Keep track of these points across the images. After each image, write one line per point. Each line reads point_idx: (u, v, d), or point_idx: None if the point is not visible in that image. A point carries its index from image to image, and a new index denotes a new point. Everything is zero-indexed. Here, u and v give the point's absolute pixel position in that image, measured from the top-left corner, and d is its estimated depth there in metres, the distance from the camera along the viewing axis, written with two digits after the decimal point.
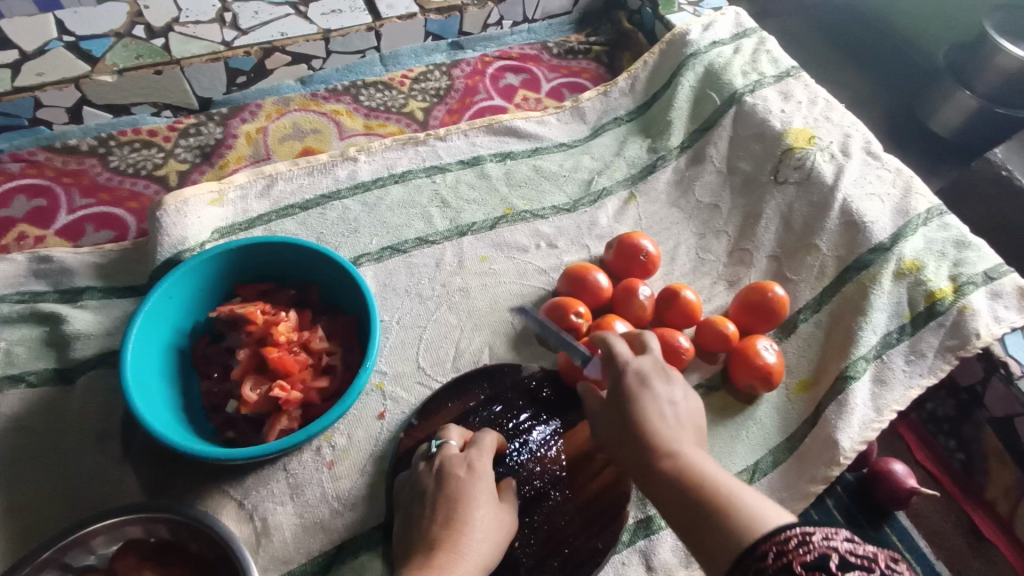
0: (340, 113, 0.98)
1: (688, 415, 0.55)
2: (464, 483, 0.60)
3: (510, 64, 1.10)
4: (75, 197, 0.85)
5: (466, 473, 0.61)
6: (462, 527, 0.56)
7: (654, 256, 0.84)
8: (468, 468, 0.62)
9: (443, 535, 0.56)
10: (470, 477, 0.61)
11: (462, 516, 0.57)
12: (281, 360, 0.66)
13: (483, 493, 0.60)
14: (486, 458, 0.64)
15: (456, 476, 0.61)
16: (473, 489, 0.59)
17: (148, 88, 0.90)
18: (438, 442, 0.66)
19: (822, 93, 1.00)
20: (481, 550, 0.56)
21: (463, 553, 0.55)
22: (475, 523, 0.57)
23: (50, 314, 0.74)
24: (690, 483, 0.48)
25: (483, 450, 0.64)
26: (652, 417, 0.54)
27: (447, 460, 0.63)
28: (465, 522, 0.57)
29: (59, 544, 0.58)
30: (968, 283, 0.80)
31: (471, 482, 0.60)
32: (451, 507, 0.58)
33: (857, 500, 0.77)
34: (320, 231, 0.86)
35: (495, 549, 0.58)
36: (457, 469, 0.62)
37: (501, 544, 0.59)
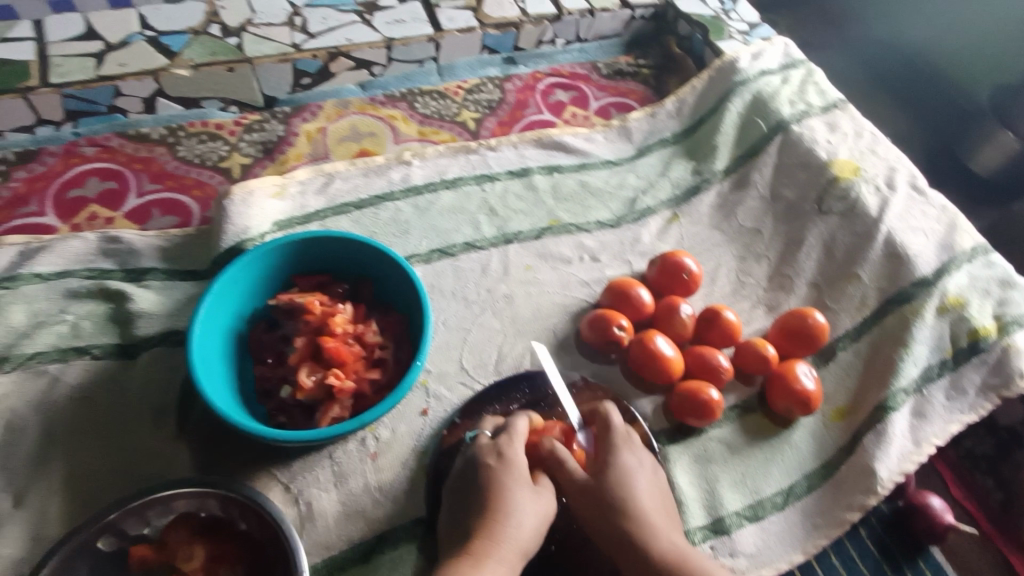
0: (396, 118, 1.02)
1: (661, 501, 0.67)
2: (494, 472, 0.62)
3: (561, 81, 1.13)
4: (144, 183, 0.89)
5: (496, 461, 0.63)
6: (496, 517, 0.60)
7: (697, 275, 0.86)
8: (498, 457, 0.64)
9: (479, 525, 0.60)
10: (501, 465, 0.63)
11: (496, 506, 0.60)
12: (337, 350, 0.68)
13: (513, 481, 0.62)
14: (517, 444, 0.65)
15: (487, 466, 0.63)
16: (503, 477, 0.62)
17: (220, 84, 0.94)
18: (473, 434, 0.72)
19: (868, 127, 1.02)
20: (518, 537, 0.59)
21: (500, 541, 0.58)
22: (510, 512, 0.60)
23: (117, 292, 0.77)
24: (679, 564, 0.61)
25: (512, 437, 0.65)
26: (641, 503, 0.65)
27: (478, 449, 0.65)
28: (499, 511, 0.60)
29: (120, 510, 0.61)
30: (1013, 322, 0.81)
31: (501, 470, 0.62)
32: (484, 496, 0.61)
33: (892, 532, 0.76)
34: (372, 229, 0.89)
35: (538, 533, 0.61)
36: (488, 458, 0.64)
37: (544, 526, 0.62)
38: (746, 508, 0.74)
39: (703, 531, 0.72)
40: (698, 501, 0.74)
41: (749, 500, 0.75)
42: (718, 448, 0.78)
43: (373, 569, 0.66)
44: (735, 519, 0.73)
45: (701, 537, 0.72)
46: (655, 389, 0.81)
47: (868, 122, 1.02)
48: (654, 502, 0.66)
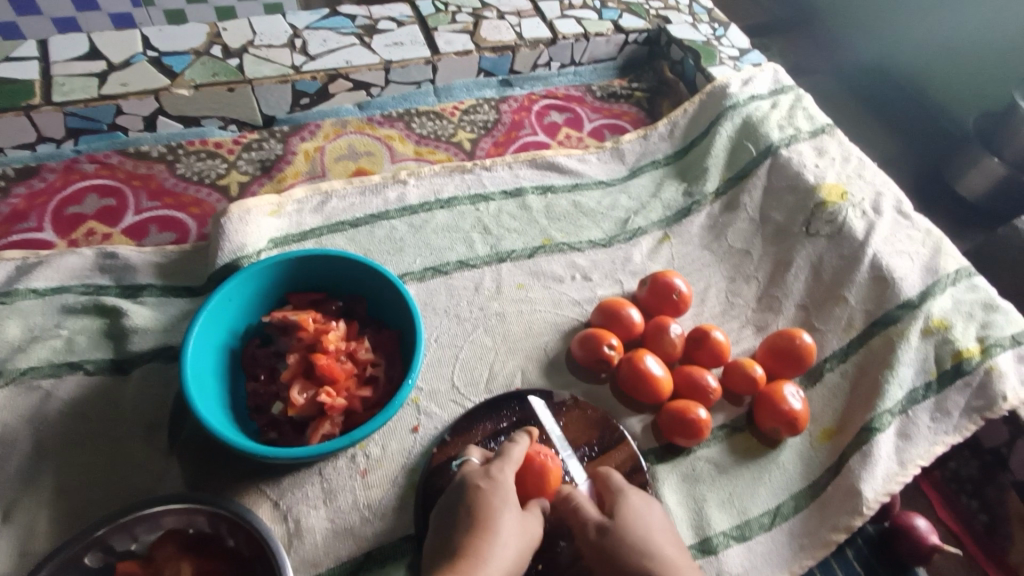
0: (392, 138, 1.04)
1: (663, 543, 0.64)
2: (486, 492, 0.63)
3: (555, 103, 1.16)
4: (142, 199, 0.90)
5: (487, 483, 0.64)
6: (484, 535, 0.59)
7: (686, 296, 0.87)
8: (490, 479, 0.64)
9: (466, 542, 0.59)
10: (492, 486, 0.63)
11: (485, 524, 0.60)
12: (329, 368, 0.69)
13: (504, 503, 0.62)
14: (510, 469, 0.66)
15: (479, 487, 0.63)
16: (494, 498, 0.62)
17: (220, 103, 0.95)
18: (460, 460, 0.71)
19: (855, 152, 1.04)
20: (505, 557, 0.58)
21: (486, 559, 0.57)
22: (497, 532, 0.60)
23: (112, 308, 0.78)
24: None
25: (506, 462, 0.66)
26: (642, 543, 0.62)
27: (470, 474, 0.66)
28: (487, 529, 0.59)
29: (109, 526, 0.61)
30: (995, 345, 0.82)
31: (492, 491, 0.63)
32: (474, 515, 0.61)
33: (878, 554, 0.77)
34: (367, 247, 0.90)
35: (521, 558, 0.60)
36: (479, 480, 0.64)
37: (527, 553, 0.61)
38: (734, 528, 0.75)
39: (691, 551, 0.73)
40: (686, 521, 0.75)
41: (737, 520, 0.75)
42: (706, 468, 0.79)
43: None
44: (722, 540, 0.74)
45: (688, 557, 0.72)
46: (644, 408, 0.82)
47: (855, 147, 1.05)
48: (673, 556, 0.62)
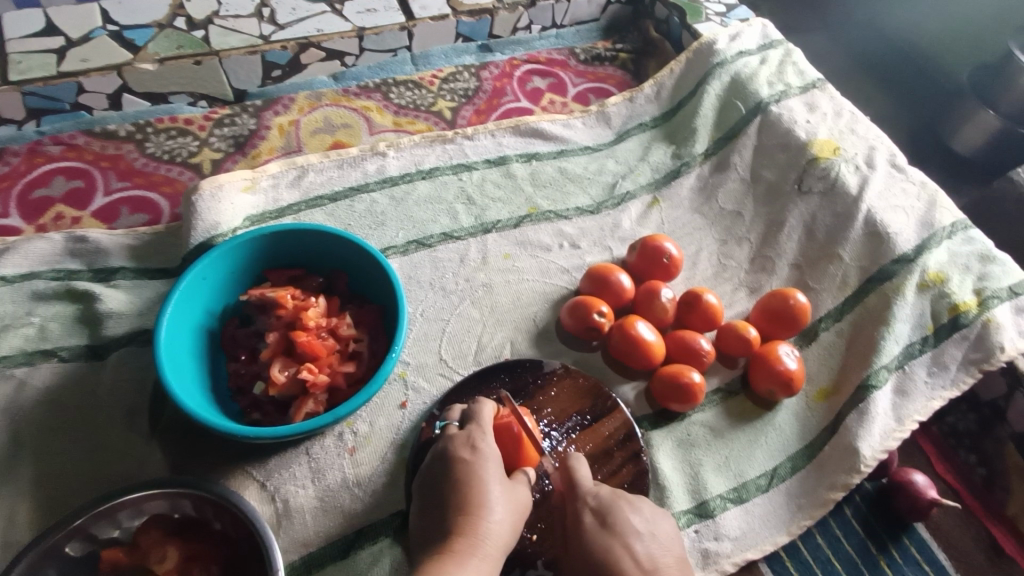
0: (370, 109, 1.00)
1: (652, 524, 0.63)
2: (471, 464, 0.61)
3: (538, 67, 1.12)
4: (112, 180, 0.88)
5: (472, 454, 0.62)
6: (475, 511, 0.57)
7: (677, 259, 0.85)
8: (472, 450, 0.62)
9: (460, 521, 0.57)
10: (476, 457, 0.61)
11: (475, 499, 0.58)
12: (309, 345, 0.67)
13: (491, 474, 0.60)
14: (490, 439, 0.64)
15: (462, 460, 0.61)
16: (481, 470, 0.60)
17: (187, 76, 0.92)
18: (443, 423, 0.70)
19: (847, 106, 1.01)
20: (499, 531, 0.57)
21: (482, 537, 0.56)
22: (489, 505, 0.58)
23: (84, 292, 0.76)
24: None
25: (482, 430, 0.64)
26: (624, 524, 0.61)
27: (451, 443, 0.64)
28: (479, 505, 0.58)
29: (90, 513, 0.59)
30: (993, 297, 0.81)
31: (478, 462, 0.61)
32: (463, 490, 0.59)
33: (876, 511, 0.76)
34: (347, 222, 0.88)
35: (514, 527, 0.60)
36: (462, 451, 0.62)
37: (520, 520, 0.61)
38: (730, 491, 0.74)
39: (687, 516, 0.72)
40: (682, 485, 0.74)
41: (733, 482, 0.74)
42: (701, 432, 0.77)
43: (352, 565, 0.65)
44: (719, 503, 0.73)
45: (685, 521, 0.72)
46: (637, 374, 0.80)
47: (847, 102, 1.02)
48: (656, 530, 0.62)
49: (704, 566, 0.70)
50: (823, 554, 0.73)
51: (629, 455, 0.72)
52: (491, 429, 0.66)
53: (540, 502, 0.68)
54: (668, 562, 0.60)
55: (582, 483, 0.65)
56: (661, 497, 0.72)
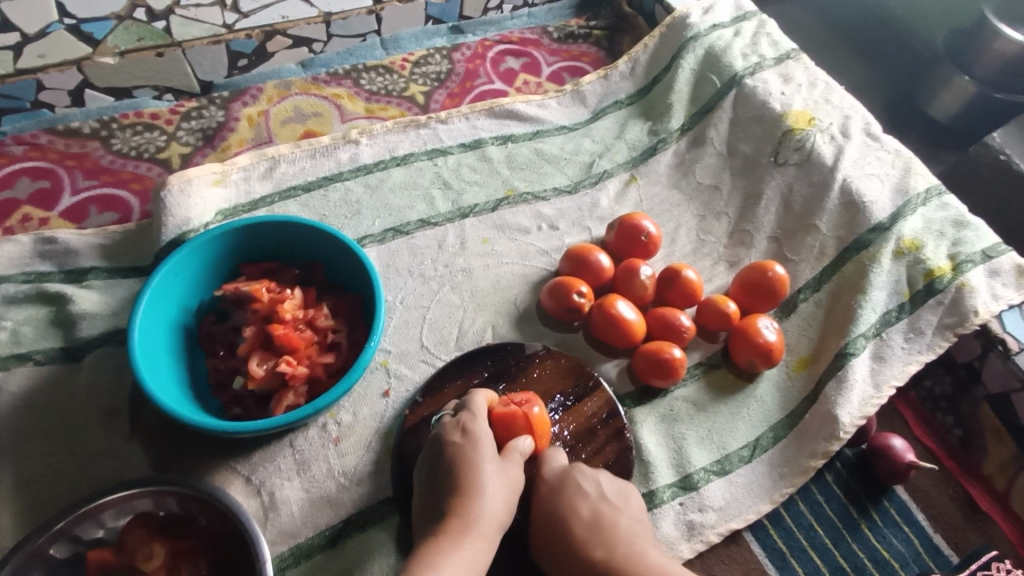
0: (341, 97, 0.99)
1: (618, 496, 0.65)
2: (461, 447, 0.61)
3: (511, 48, 1.10)
4: (78, 179, 0.87)
5: (462, 437, 0.62)
6: (469, 492, 0.58)
7: (655, 237, 0.85)
8: (463, 433, 0.62)
9: (454, 502, 0.58)
10: (467, 440, 0.62)
11: (468, 480, 0.59)
12: (287, 337, 0.66)
13: (482, 455, 0.60)
14: (480, 419, 0.64)
15: (453, 443, 0.62)
16: (471, 452, 0.61)
17: (151, 70, 0.92)
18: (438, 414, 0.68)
19: (821, 76, 1.00)
20: (493, 509, 0.58)
21: (477, 517, 0.57)
22: (481, 485, 0.59)
23: (56, 294, 0.75)
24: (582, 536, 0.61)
25: (474, 413, 0.65)
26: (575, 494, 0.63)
27: (444, 428, 0.64)
28: (471, 485, 0.58)
29: (71, 516, 0.59)
30: (966, 261, 0.81)
31: (469, 445, 0.61)
32: (455, 471, 0.60)
33: (858, 476, 0.77)
34: (322, 212, 0.87)
35: (510, 505, 0.60)
36: (453, 434, 0.63)
37: (514, 497, 0.61)
38: (714, 464, 0.75)
39: (672, 489, 0.73)
40: (666, 460, 0.75)
41: (717, 455, 0.75)
42: (684, 408, 0.78)
43: (341, 552, 0.66)
44: (702, 476, 0.74)
45: (669, 495, 0.73)
46: (619, 352, 0.81)
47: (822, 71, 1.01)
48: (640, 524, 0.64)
49: (690, 537, 0.71)
50: (806, 520, 0.74)
51: (613, 432, 0.72)
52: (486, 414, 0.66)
53: None
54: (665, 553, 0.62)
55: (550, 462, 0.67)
56: (647, 472, 0.73)
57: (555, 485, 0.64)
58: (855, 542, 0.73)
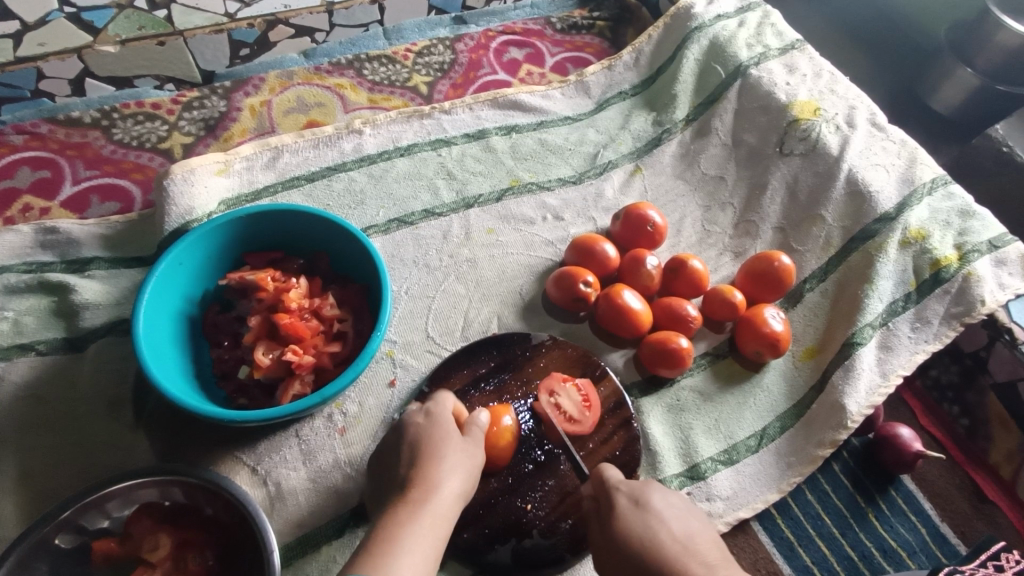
0: (344, 87, 0.98)
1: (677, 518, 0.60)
2: (421, 426, 0.63)
3: (514, 38, 1.10)
4: (80, 169, 0.86)
5: (424, 418, 0.64)
6: (426, 463, 0.59)
7: (661, 227, 0.84)
8: (425, 414, 0.64)
9: (413, 475, 0.59)
10: (429, 420, 0.63)
11: (426, 454, 0.60)
12: (292, 326, 0.66)
13: (441, 433, 0.62)
14: (444, 404, 0.66)
15: (416, 423, 0.64)
16: (433, 430, 0.62)
17: (151, 59, 0.91)
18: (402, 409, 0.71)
19: (826, 66, 1.00)
20: (453, 480, 0.59)
21: (434, 486, 0.58)
22: (440, 458, 0.60)
23: (58, 284, 0.74)
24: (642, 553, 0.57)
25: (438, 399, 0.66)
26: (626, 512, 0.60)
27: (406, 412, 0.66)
28: (429, 457, 0.60)
29: (77, 506, 0.58)
30: (973, 250, 0.81)
31: (431, 424, 0.63)
32: (414, 448, 0.61)
33: (865, 466, 0.77)
34: (326, 202, 0.86)
35: (472, 481, 0.61)
36: (416, 416, 0.64)
37: (477, 476, 0.62)
38: (721, 453, 0.75)
39: (679, 479, 0.73)
40: (673, 450, 0.75)
41: (724, 445, 0.75)
42: (691, 397, 0.78)
43: (348, 542, 0.65)
44: (709, 465, 0.74)
45: (677, 484, 0.72)
46: (625, 343, 0.80)
47: (827, 62, 1.01)
48: None
49: None
50: (813, 509, 0.74)
51: (621, 422, 0.72)
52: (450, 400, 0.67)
53: (534, 472, 0.69)
54: None
55: (612, 478, 0.64)
56: (655, 462, 0.73)
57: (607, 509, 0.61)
58: (862, 531, 0.73)
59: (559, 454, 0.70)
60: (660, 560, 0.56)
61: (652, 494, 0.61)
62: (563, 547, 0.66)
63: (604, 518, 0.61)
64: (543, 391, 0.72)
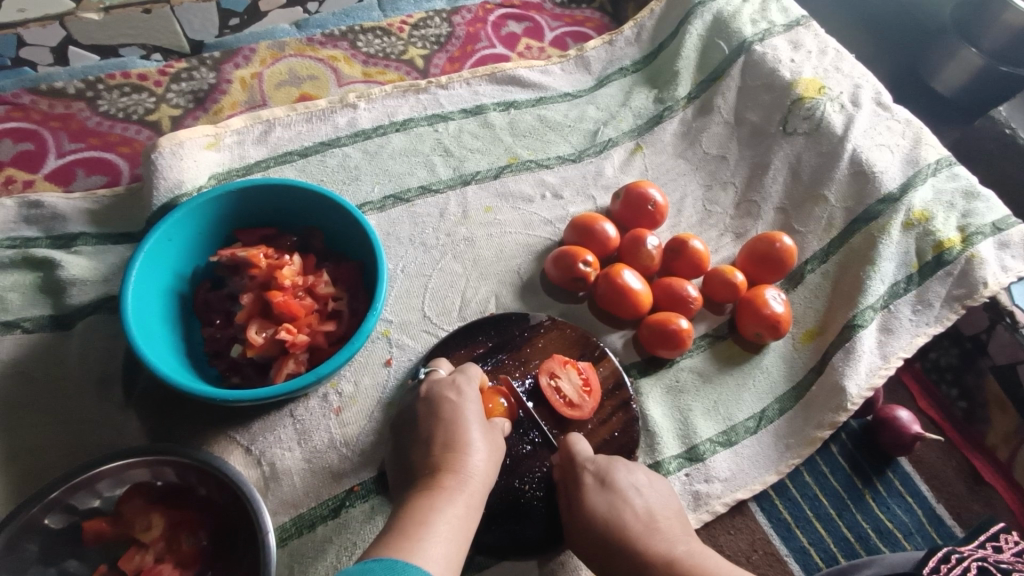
0: (337, 59, 0.95)
1: (653, 499, 0.63)
2: (457, 405, 0.61)
3: (513, 12, 1.07)
4: (64, 141, 0.83)
5: (457, 396, 0.62)
6: (460, 449, 0.58)
7: (662, 206, 0.83)
8: (458, 391, 0.63)
9: (446, 457, 0.58)
10: (461, 399, 0.62)
11: (461, 437, 0.59)
12: (286, 305, 0.64)
13: (473, 415, 0.61)
14: (474, 383, 0.64)
15: (448, 400, 0.62)
16: (465, 411, 0.61)
17: (136, 27, 0.89)
18: (428, 369, 0.69)
19: (832, 43, 0.98)
20: (482, 466, 0.58)
21: (467, 473, 0.57)
22: (473, 443, 0.59)
23: (44, 260, 0.72)
24: (607, 529, 0.61)
25: (469, 377, 0.65)
26: (593, 493, 0.62)
27: (436, 386, 0.64)
28: (463, 442, 0.59)
29: (66, 486, 0.57)
30: (977, 233, 0.80)
31: (462, 404, 0.61)
32: (449, 429, 0.60)
33: (862, 448, 0.77)
34: (320, 177, 0.84)
35: (496, 467, 0.60)
36: (448, 392, 0.63)
37: (499, 461, 0.61)
38: (720, 435, 0.74)
39: (678, 460, 0.72)
40: (671, 431, 0.74)
41: (722, 426, 0.75)
42: (690, 378, 0.77)
43: (345, 523, 0.64)
44: (708, 447, 0.73)
45: (675, 466, 0.72)
46: (624, 323, 0.79)
47: (832, 39, 0.98)
48: (652, 497, 0.63)
49: (696, 508, 0.70)
50: (811, 490, 0.74)
51: (619, 404, 0.72)
52: (477, 385, 0.66)
53: (530, 455, 0.68)
54: (671, 522, 0.62)
55: (581, 454, 0.65)
56: (653, 443, 0.72)
57: (575, 484, 0.64)
58: (860, 513, 0.73)
59: (555, 436, 0.70)
60: (623, 535, 0.60)
61: (620, 472, 0.64)
62: (560, 529, 0.65)
63: (571, 494, 0.64)
64: (542, 374, 0.71)
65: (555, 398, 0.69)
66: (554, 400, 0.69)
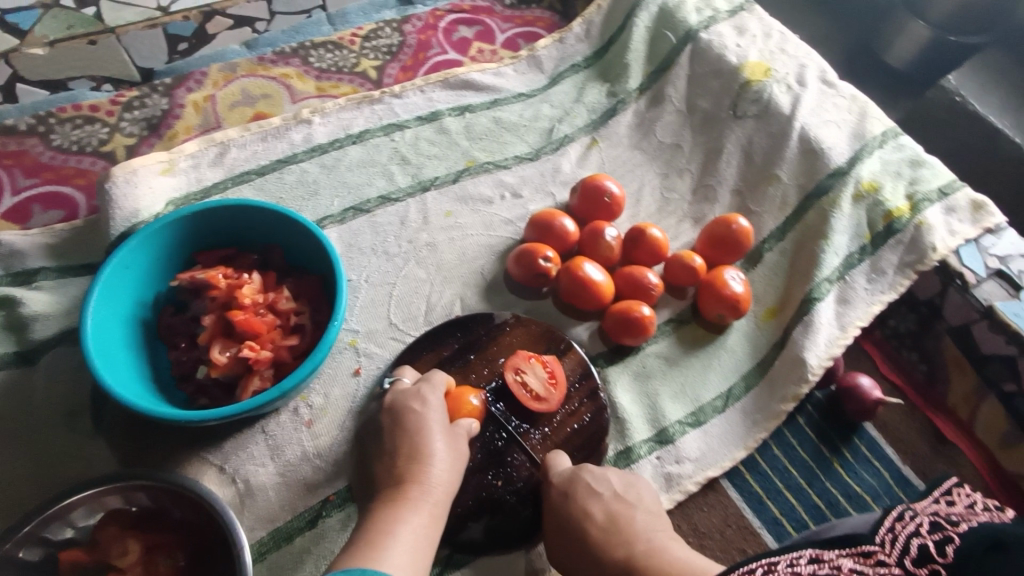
0: (290, 76, 0.96)
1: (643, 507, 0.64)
2: (421, 415, 0.62)
3: (463, 16, 1.08)
4: (19, 178, 0.84)
5: (422, 406, 0.63)
6: (422, 459, 0.59)
7: (618, 198, 0.84)
8: (422, 401, 0.63)
9: (409, 469, 0.59)
10: (426, 409, 0.63)
11: (423, 448, 0.60)
12: (247, 322, 0.65)
13: (436, 424, 0.62)
14: (439, 391, 0.65)
15: (413, 411, 0.63)
16: (428, 422, 0.62)
17: (84, 58, 0.94)
18: (392, 380, 0.70)
19: (776, 26, 1.00)
20: (444, 474, 0.60)
21: (430, 483, 0.58)
22: (434, 453, 0.60)
23: (4, 297, 0.73)
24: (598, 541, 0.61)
25: (433, 386, 0.65)
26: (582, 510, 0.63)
27: (400, 396, 0.65)
28: (425, 453, 0.60)
29: (37, 520, 0.57)
30: (924, 199, 0.82)
31: (426, 415, 0.62)
32: (412, 440, 0.61)
33: (828, 417, 0.79)
34: (279, 195, 0.85)
35: (459, 472, 0.62)
36: (413, 403, 0.63)
37: (463, 466, 0.62)
38: (688, 416, 0.76)
39: (648, 444, 0.74)
40: (641, 416, 0.75)
41: (690, 407, 0.76)
42: (656, 363, 0.79)
43: (322, 532, 0.65)
44: (677, 428, 0.75)
45: (646, 450, 0.73)
46: (589, 315, 0.81)
47: (776, 21, 1.00)
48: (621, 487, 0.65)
49: (668, 489, 0.72)
50: (780, 463, 0.76)
51: (586, 394, 0.73)
52: (444, 391, 0.66)
53: (502, 451, 0.69)
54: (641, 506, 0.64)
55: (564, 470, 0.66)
56: (623, 429, 0.74)
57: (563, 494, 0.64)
58: (829, 481, 0.75)
59: (526, 430, 0.71)
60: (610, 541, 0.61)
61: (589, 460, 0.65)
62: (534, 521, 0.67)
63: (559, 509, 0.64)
64: (509, 370, 0.71)
65: (524, 393, 0.70)
66: (524, 395, 0.70)
